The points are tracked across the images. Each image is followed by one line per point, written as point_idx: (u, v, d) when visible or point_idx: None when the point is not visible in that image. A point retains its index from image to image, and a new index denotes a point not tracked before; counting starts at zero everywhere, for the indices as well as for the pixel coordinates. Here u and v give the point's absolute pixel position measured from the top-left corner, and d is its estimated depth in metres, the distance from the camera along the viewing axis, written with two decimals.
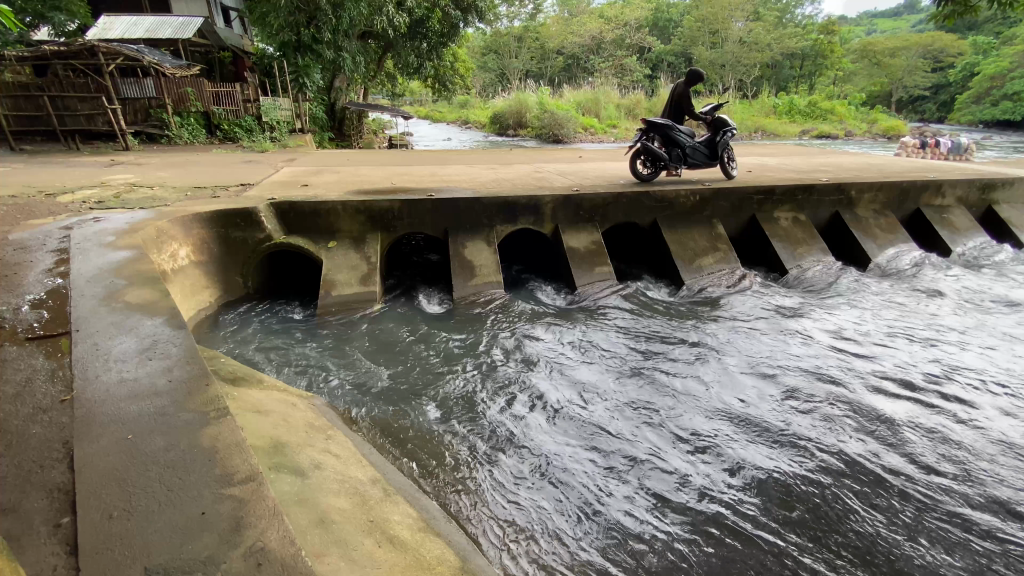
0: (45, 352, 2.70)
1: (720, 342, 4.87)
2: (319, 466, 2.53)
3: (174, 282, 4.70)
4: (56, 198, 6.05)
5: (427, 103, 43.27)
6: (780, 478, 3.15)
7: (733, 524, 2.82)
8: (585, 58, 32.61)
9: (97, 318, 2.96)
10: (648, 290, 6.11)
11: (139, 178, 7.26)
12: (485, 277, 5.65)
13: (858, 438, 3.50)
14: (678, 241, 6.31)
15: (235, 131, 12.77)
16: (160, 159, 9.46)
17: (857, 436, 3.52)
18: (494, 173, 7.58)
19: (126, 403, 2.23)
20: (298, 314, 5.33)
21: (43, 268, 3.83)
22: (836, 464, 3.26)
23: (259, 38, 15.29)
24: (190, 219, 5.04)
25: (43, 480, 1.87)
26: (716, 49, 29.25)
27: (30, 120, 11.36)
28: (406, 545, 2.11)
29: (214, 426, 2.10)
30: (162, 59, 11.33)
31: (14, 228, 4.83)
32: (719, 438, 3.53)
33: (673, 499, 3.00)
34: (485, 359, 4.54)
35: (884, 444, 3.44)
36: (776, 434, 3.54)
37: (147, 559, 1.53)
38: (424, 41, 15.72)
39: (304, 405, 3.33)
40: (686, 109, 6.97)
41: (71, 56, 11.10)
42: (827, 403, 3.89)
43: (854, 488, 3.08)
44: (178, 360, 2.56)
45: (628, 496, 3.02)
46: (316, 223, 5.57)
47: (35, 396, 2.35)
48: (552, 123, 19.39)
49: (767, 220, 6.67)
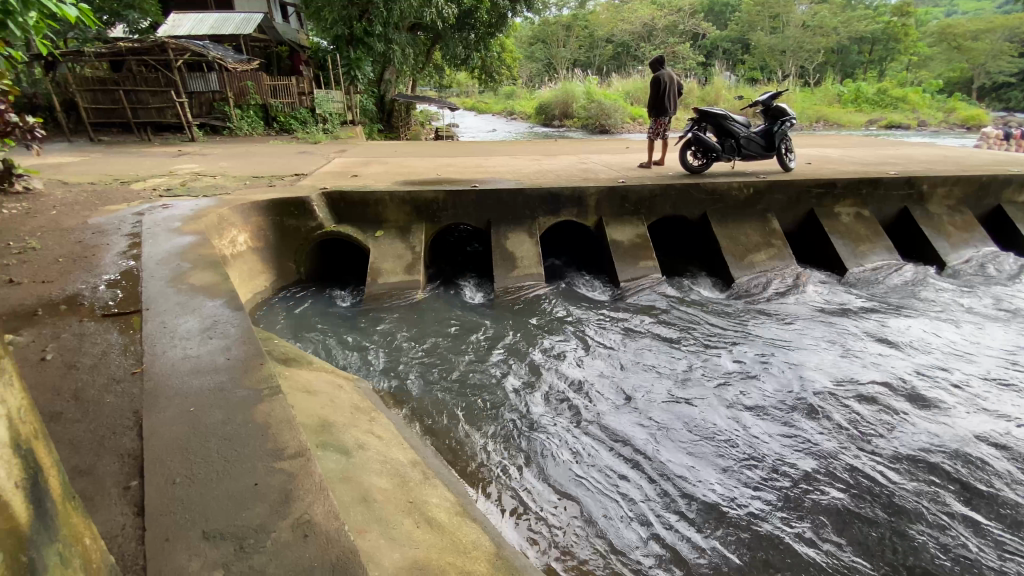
0: (119, 328, 2.93)
1: (747, 335, 4.79)
2: (363, 446, 2.61)
3: (234, 266, 4.97)
4: (131, 185, 6.54)
5: (474, 93, 43.36)
6: (795, 463, 3.19)
7: (749, 509, 2.86)
8: (635, 46, 31.68)
9: (164, 297, 3.18)
10: (696, 286, 5.91)
11: (203, 168, 7.69)
12: (527, 269, 5.64)
13: (940, 456, 3.22)
14: (728, 235, 6.07)
15: (291, 123, 13.21)
16: (222, 149, 9.97)
17: (920, 442, 3.34)
18: (539, 164, 7.53)
19: (189, 377, 2.38)
20: (346, 302, 5.44)
21: (118, 251, 4.16)
22: (911, 484, 3.01)
23: (313, 33, 15.71)
24: (249, 207, 5.31)
25: (116, 445, 2.03)
26: (776, 34, 27.73)
27: (108, 114, 12.25)
28: (443, 527, 2.16)
29: (267, 402, 2.22)
30: (225, 54, 11.93)
31: (93, 213, 5.23)
32: (739, 426, 3.53)
33: (694, 484, 3.03)
34: (511, 346, 4.61)
35: (951, 450, 3.27)
36: (792, 423, 3.55)
37: (205, 524, 1.64)
38: (472, 31, 15.97)
39: (350, 388, 3.45)
40: (668, 100, 6.69)
41: (144, 52, 11.80)
42: (893, 413, 3.63)
43: (873, 478, 3.06)
44: (236, 339, 2.71)
45: (679, 500, 2.92)
46: (365, 213, 5.72)
47: (110, 368, 2.55)
48: (600, 112, 18.98)
49: (826, 214, 6.31)
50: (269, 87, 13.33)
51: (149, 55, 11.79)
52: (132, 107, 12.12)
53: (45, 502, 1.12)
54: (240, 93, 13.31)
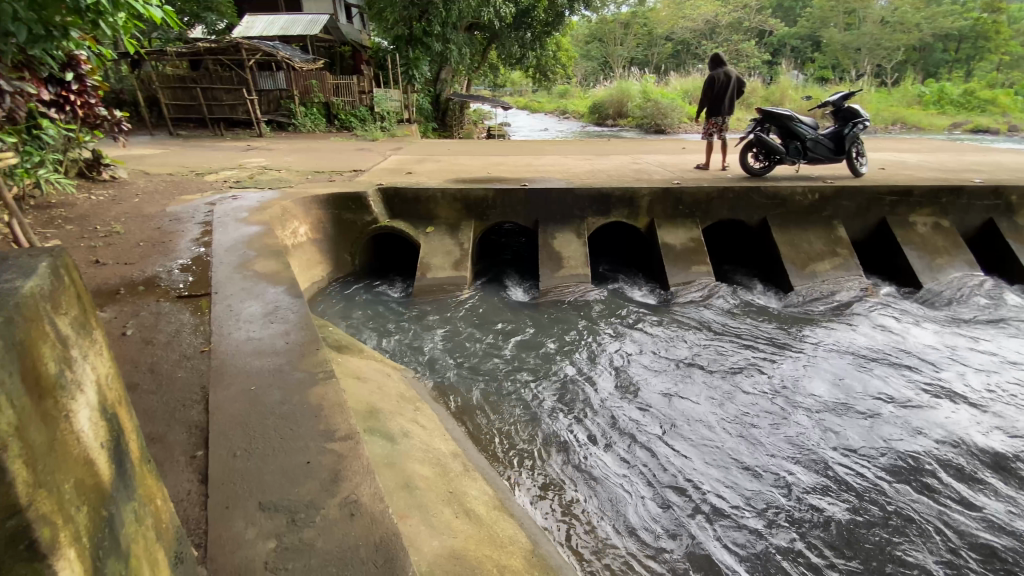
0: (191, 309, 3.15)
1: (798, 344, 4.60)
2: (408, 434, 2.68)
3: (294, 255, 5.23)
4: (205, 177, 7.01)
5: (527, 92, 43.42)
6: (839, 480, 3.08)
7: (786, 521, 2.79)
8: (696, 44, 30.66)
9: (232, 282, 3.39)
10: (750, 294, 5.66)
11: (270, 162, 8.12)
12: (574, 269, 5.61)
13: (1003, 487, 3.02)
14: (789, 242, 5.78)
15: (351, 120, 13.71)
16: (287, 145, 10.49)
17: (981, 470, 3.15)
18: (590, 164, 7.45)
19: (252, 358, 2.53)
20: (396, 295, 5.60)
21: (192, 237, 4.47)
22: (967, 512, 2.86)
23: (375, 33, 16.23)
24: (310, 200, 5.57)
25: (185, 417, 2.19)
26: (850, 31, 26.09)
27: (186, 110, 13.19)
28: (481, 520, 2.19)
29: (321, 385, 2.32)
30: (293, 55, 12.55)
31: (171, 202, 5.65)
32: (781, 437, 3.43)
33: (730, 492, 2.98)
34: (552, 342, 4.64)
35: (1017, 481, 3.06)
36: (838, 438, 3.41)
37: (261, 496, 1.74)
38: (528, 30, 16.00)
39: (397, 377, 3.56)
40: (726, 100, 6.44)
41: (221, 53, 12.59)
42: (954, 436, 3.42)
43: (924, 503, 2.92)
44: (295, 324, 2.85)
45: (698, 500, 2.92)
46: (417, 209, 5.87)
47: (182, 345, 2.75)
48: (656, 112, 18.54)
49: (900, 224, 5.89)
50: (332, 86, 13.89)
51: (224, 55, 12.57)
52: (208, 104, 12.99)
53: (125, 463, 1.22)
54: (305, 91, 13.98)
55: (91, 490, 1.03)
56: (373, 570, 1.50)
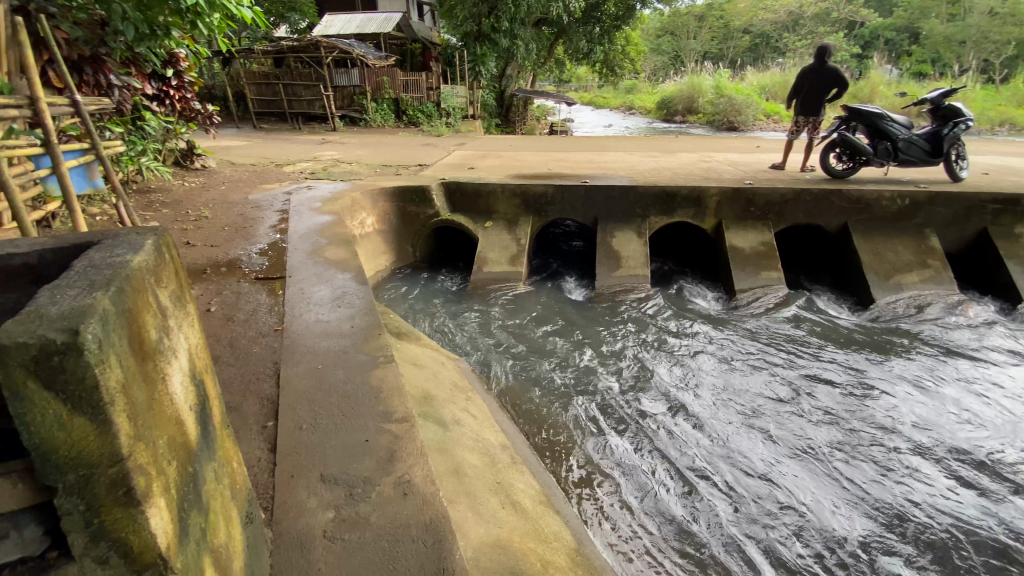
0: (267, 291, 3.38)
1: (871, 361, 4.29)
2: (459, 422, 2.75)
3: (361, 245, 5.48)
4: (283, 168, 7.47)
5: (592, 88, 42.80)
6: (904, 514, 2.88)
7: (839, 552, 2.66)
8: (776, 37, 28.90)
9: (304, 267, 3.61)
10: (824, 304, 5.30)
11: (341, 155, 8.54)
12: (632, 269, 5.49)
13: None
14: (871, 251, 5.36)
15: (418, 116, 14.12)
16: (358, 138, 10.97)
17: None
18: (655, 161, 7.25)
19: (321, 339, 2.69)
20: (453, 287, 5.72)
21: (270, 224, 4.79)
22: None
23: (444, 30, 16.58)
24: (378, 193, 5.81)
25: (258, 388, 2.35)
26: (957, 20, 23.63)
27: (269, 105, 14.09)
28: (527, 513, 2.21)
29: (382, 369, 2.43)
30: (367, 52, 13.07)
31: (253, 190, 6.08)
32: (842, 460, 3.24)
33: (780, 513, 2.87)
34: (604, 341, 4.59)
35: None
36: (907, 468, 3.18)
37: (323, 468, 1.85)
38: (597, 25, 15.73)
39: (451, 366, 3.64)
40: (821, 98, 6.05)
41: (301, 51, 13.33)
42: None
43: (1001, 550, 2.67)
44: (360, 309, 2.99)
45: (733, 510, 2.88)
46: (477, 204, 5.96)
47: (258, 323, 2.96)
48: (729, 108, 17.72)
49: (1004, 235, 5.30)
50: (402, 82, 14.32)
51: (305, 53, 13.30)
52: (288, 99, 13.80)
53: (208, 425, 1.34)
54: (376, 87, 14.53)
55: (181, 448, 1.14)
56: (423, 548, 1.56)
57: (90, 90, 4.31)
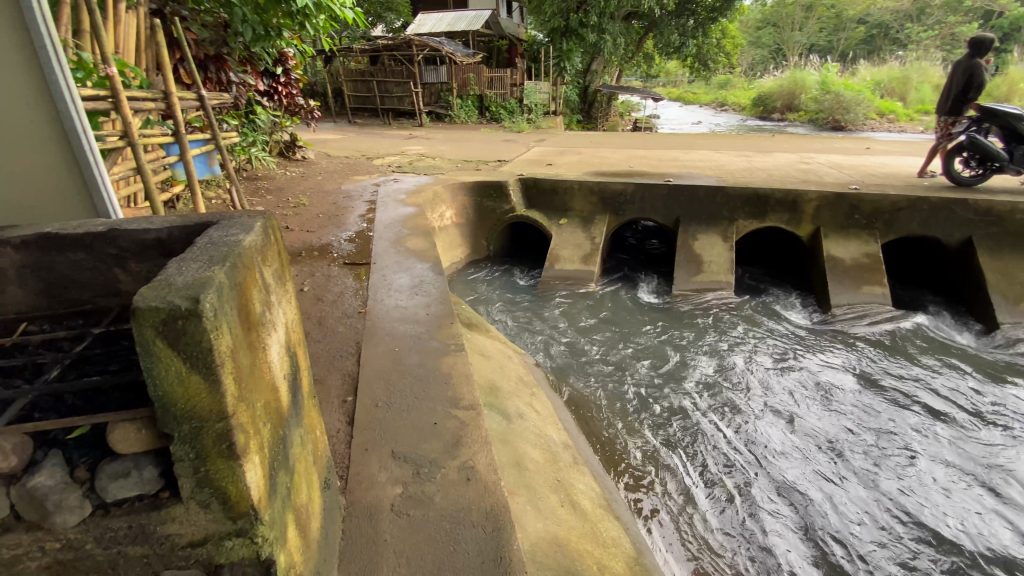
0: (352, 275, 3.61)
1: (988, 394, 3.79)
2: (523, 416, 2.77)
3: (439, 236, 5.68)
4: (373, 161, 7.92)
5: (681, 84, 41.00)
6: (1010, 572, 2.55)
7: None
8: (897, 26, 25.96)
9: (387, 255, 3.81)
10: (936, 326, 4.72)
11: (427, 149, 8.88)
12: (713, 275, 5.23)
13: None
14: (999, 270, 4.69)
15: (500, 112, 14.35)
16: (443, 134, 11.34)
17: None
18: (746, 162, 6.82)
19: (398, 323, 2.83)
20: (524, 282, 5.76)
21: (359, 213, 5.11)
22: None
23: (532, 27, 16.66)
24: (458, 187, 5.99)
25: (340, 365, 2.51)
26: None
27: (363, 101, 14.94)
28: (586, 515, 2.19)
29: (453, 356, 2.52)
30: (456, 49, 13.44)
31: (346, 181, 6.50)
32: (938, 502, 2.92)
33: (857, 550, 2.65)
34: (676, 347, 4.43)
35: None
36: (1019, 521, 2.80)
37: (394, 445, 1.95)
38: (691, 17, 15.07)
39: (518, 360, 3.68)
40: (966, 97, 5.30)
41: (395, 49, 13.99)
42: None
43: None
44: (435, 298, 3.11)
45: (804, 539, 2.70)
46: (554, 201, 5.94)
47: (344, 305, 3.16)
48: (835, 105, 16.20)
49: None
50: (487, 79, 14.57)
51: (398, 51, 13.94)
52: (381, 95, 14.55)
53: (297, 392, 1.46)
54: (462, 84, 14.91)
55: (274, 411, 1.26)
56: (483, 535, 1.60)
57: (212, 86, 4.87)
